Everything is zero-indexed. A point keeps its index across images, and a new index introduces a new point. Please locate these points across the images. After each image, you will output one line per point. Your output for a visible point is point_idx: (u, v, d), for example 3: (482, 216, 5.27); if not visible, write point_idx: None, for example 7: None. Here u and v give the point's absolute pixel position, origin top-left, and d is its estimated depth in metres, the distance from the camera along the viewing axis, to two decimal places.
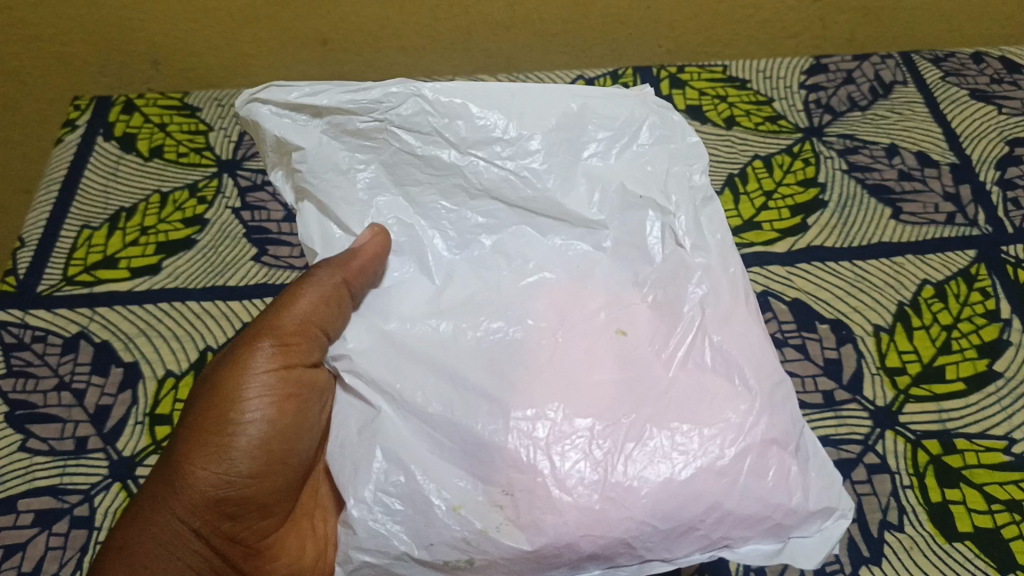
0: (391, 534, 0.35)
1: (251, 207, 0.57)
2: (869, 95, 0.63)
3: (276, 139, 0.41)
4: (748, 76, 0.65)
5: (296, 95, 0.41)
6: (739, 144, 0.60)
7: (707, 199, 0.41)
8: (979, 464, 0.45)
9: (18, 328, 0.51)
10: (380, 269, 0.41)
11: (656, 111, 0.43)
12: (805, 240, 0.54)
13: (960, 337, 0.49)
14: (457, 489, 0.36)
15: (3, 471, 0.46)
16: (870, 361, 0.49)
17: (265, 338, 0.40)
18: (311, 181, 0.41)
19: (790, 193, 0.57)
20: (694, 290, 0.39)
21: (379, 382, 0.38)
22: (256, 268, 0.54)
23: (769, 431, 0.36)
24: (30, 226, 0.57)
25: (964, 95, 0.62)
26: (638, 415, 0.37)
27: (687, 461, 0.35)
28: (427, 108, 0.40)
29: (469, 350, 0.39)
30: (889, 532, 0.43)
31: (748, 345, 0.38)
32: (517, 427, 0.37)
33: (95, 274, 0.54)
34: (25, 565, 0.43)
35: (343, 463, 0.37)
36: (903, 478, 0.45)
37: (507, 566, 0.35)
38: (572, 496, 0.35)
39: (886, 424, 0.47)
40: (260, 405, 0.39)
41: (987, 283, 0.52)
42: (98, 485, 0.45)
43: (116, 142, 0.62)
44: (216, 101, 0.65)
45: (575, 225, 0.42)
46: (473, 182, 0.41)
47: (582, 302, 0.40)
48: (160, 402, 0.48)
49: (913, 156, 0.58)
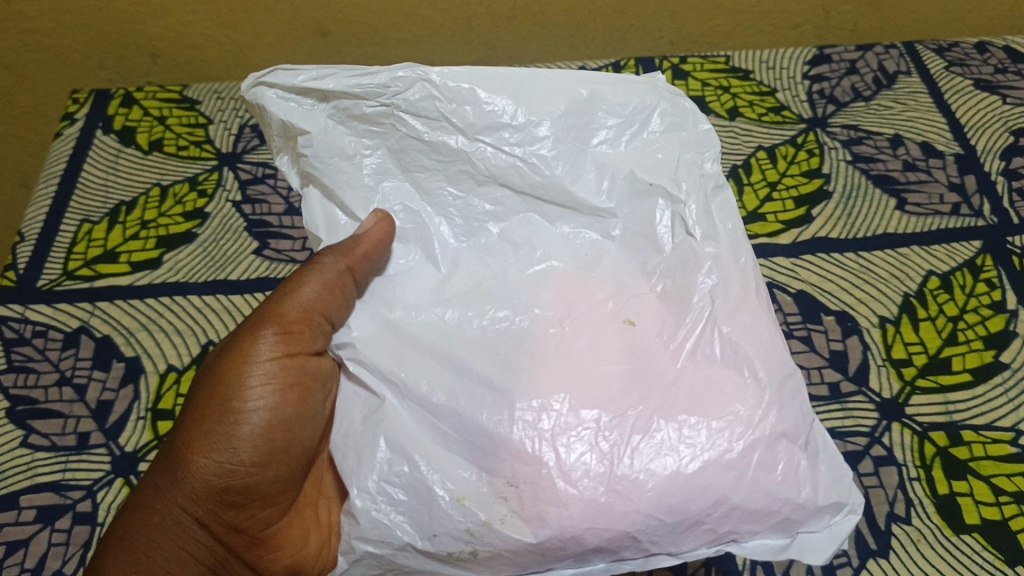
0: (394, 524, 0.35)
1: (252, 201, 0.57)
2: (873, 86, 0.62)
3: (281, 123, 0.41)
4: (752, 67, 0.64)
5: (302, 78, 0.40)
6: (743, 135, 0.59)
7: (718, 187, 0.40)
8: (986, 456, 0.44)
9: (18, 324, 0.51)
10: (384, 256, 0.40)
11: (667, 98, 0.42)
12: (810, 231, 0.54)
13: (966, 328, 0.49)
14: (461, 480, 0.35)
15: (5, 468, 0.45)
16: (875, 353, 0.48)
17: (267, 326, 0.39)
18: (316, 165, 0.41)
19: (794, 184, 0.56)
20: (704, 280, 0.38)
21: (381, 370, 0.38)
22: (258, 261, 0.54)
23: (778, 424, 0.35)
24: (30, 220, 0.57)
25: (969, 85, 0.61)
26: (646, 406, 0.36)
27: (694, 454, 0.35)
28: (434, 93, 0.40)
29: (472, 339, 0.39)
30: (896, 524, 0.43)
31: (758, 336, 0.37)
32: (521, 418, 0.36)
33: (95, 268, 0.54)
34: (28, 561, 0.43)
35: (346, 452, 0.37)
36: (910, 470, 0.44)
37: (511, 558, 0.34)
38: (577, 489, 0.34)
39: (891, 416, 0.46)
40: (262, 393, 0.39)
41: (992, 274, 0.51)
42: (101, 481, 0.45)
43: (116, 136, 0.62)
44: (216, 93, 0.65)
45: (583, 213, 0.41)
46: (481, 169, 0.41)
47: (589, 291, 0.40)
48: (162, 397, 0.48)
49: (918, 147, 0.57)
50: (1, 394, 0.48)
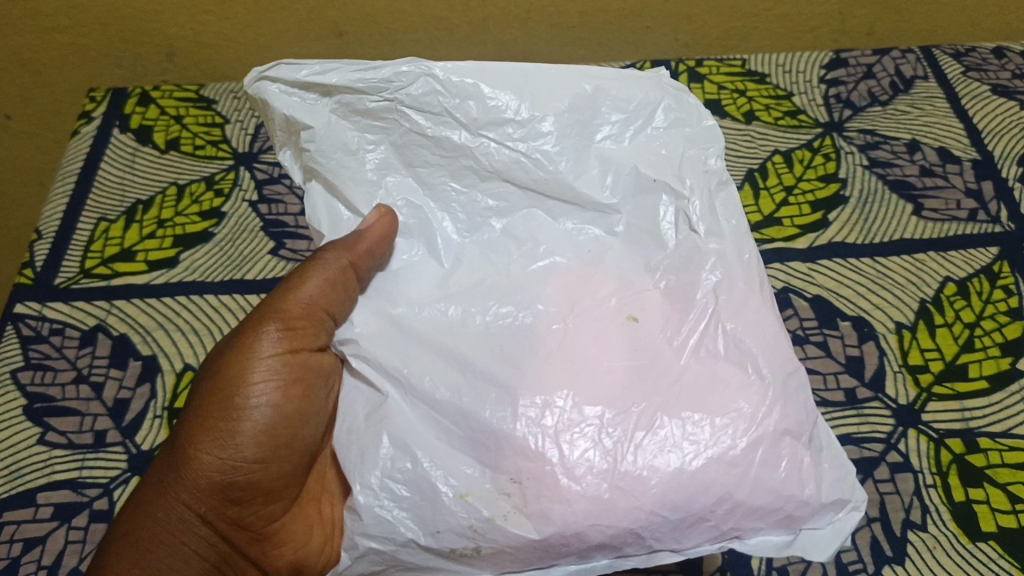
0: (396, 520, 0.35)
1: (268, 201, 0.57)
2: (890, 90, 0.62)
3: (284, 118, 0.41)
4: (768, 70, 0.64)
5: (304, 73, 0.40)
6: (759, 139, 0.59)
7: (723, 183, 0.40)
8: (1002, 463, 0.44)
9: (35, 321, 0.51)
10: (387, 251, 0.40)
11: (672, 94, 0.42)
12: (826, 236, 0.54)
13: (983, 335, 0.49)
14: (464, 476, 0.35)
15: (23, 465, 0.46)
16: (891, 359, 0.48)
17: (270, 322, 0.39)
18: (319, 160, 0.40)
19: (810, 188, 0.56)
20: (708, 276, 0.38)
21: (386, 367, 0.38)
22: (275, 262, 0.54)
23: (782, 421, 0.35)
24: (47, 217, 0.57)
25: (986, 90, 0.61)
26: (649, 403, 0.36)
27: (697, 451, 0.35)
28: (437, 88, 0.40)
29: (479, 335, 0.38)
30: (911, 531, 0.43)
31: (760, 333, 0.37)
32: (525, 414, 0.36)
33: (112, 267, 0.54)
34: (45, 559, 0.43)
35: (348, 447, 0.37)
36: (926, 477, 0.44)
37: (514, 554, 0.34)
38: (580, 485, 0.34)
39: (908, 422, 0.46)
40: (266, 389, 0.38)
41: (1009, 281, 0.51)
42: (118, 479, 0.45)
43: (132, 134, 0.62)
44: (231, 92, 0.65)
45: (586, 208, 0.41)
46: (484, 164, 0.41)
47: (592, 287, 0.40)
48: (179, 396, 0.48)
49: (935, 152, 0.57)
50: (19, 390, 0.48)
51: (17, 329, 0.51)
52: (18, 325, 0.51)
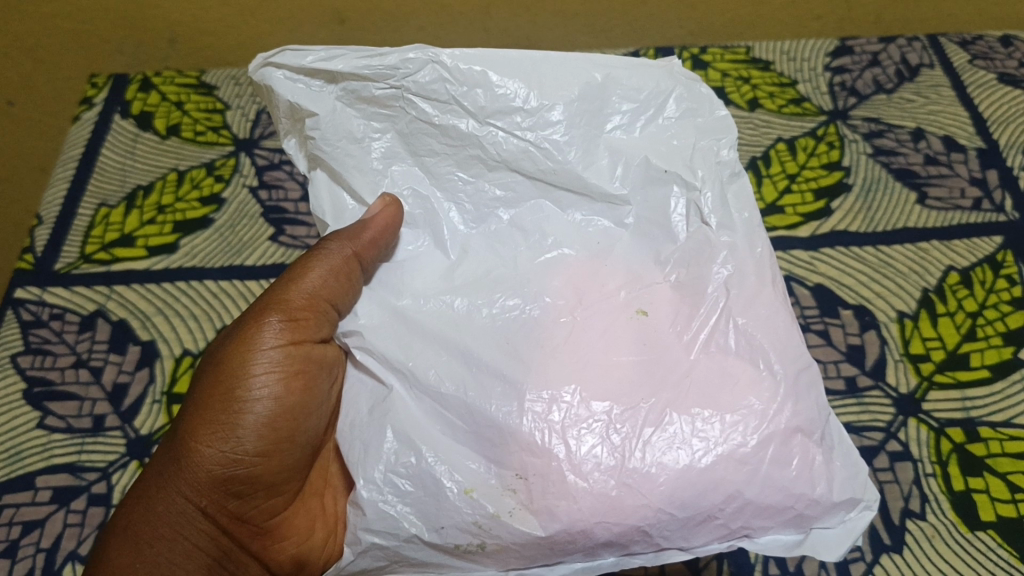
0: (400, 515, 0.34)
1: (268, 186, 0.56)
2: (895, 78, 0.61)
3: (289, 104, 0.40)
4: (772, 57, 0.64)
5: (310, 59, 0.39)
6: (762, 127, 0.58)
7: (735, 175, 0.39)
8: (1003, 453, 0.43)
9: (36, 306, 0.51)
10: (391, 241, 0.39)
11: (684, 83, 0.41)
12: (828, 224, 0.53)
13: (985, 324, 0.48)
14: (469, 471, 0.35)
15: (22, 448, 0.45)
16: (893, 348, 0.47)
17: (272, 314, 0.38)
18: (323, 148, 0.40)
19: (813, 176, 0.55)
20: (719, 270, 0.38)
21: (390, 359, 0.37)
22: (273, 248, 0.53)
23: (794, 418, 0.34)
24: (48, 203, 0.56)
25: (992, 79, 0.60)
26: (658, 399, 0.35)
27: (707, 448, 0.34)
28: (445, 75, 0.39)
29: (485, 329, 0.38)
30: (911, 520, 0.42)
31: (773, 328, 0.36)
32: (531, 409, 0.35)
33: (111, 252, 0.53)
34: (43, 542, 0.42)
35: (351, 442, 0.36)
36: (926, 466, 0.43)
37: (519, 551, 0.34)
38: (587, 482, 0.33)
39: (908, 411, 0.45)
40: (267, 381, 0.38)
41: (1013, 270, 0.50)
42: (116, 463, 0.45)
43: (133, 121, 0.61)
44: (232, 79, 0.64)
45: (598, 200, 0.40)
46: (491, 153, 0.40)
47: (601, 280, 0.39)
48: (177, 380, 0.47)
49: (940, 141, 0.56)
50: (18, 374, 0.48)
51: (17, 313, 0.50)
52: (18, 310, 0.51)
